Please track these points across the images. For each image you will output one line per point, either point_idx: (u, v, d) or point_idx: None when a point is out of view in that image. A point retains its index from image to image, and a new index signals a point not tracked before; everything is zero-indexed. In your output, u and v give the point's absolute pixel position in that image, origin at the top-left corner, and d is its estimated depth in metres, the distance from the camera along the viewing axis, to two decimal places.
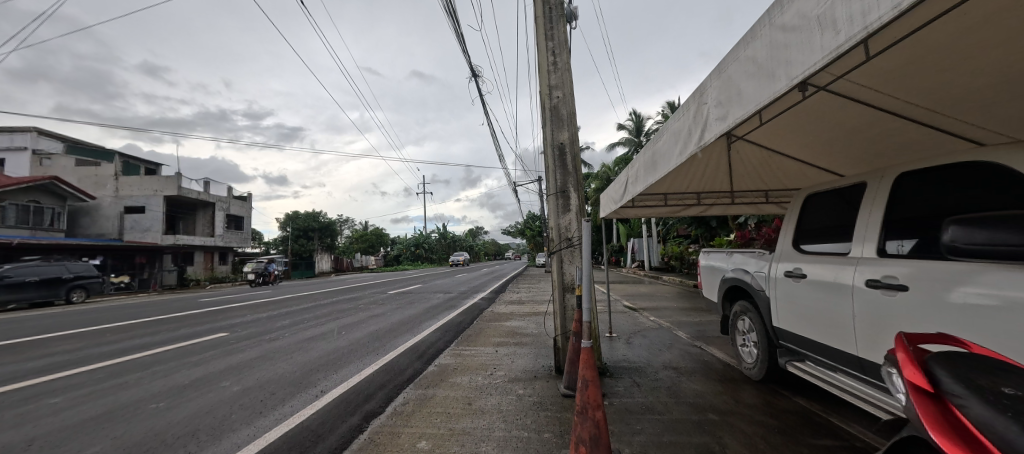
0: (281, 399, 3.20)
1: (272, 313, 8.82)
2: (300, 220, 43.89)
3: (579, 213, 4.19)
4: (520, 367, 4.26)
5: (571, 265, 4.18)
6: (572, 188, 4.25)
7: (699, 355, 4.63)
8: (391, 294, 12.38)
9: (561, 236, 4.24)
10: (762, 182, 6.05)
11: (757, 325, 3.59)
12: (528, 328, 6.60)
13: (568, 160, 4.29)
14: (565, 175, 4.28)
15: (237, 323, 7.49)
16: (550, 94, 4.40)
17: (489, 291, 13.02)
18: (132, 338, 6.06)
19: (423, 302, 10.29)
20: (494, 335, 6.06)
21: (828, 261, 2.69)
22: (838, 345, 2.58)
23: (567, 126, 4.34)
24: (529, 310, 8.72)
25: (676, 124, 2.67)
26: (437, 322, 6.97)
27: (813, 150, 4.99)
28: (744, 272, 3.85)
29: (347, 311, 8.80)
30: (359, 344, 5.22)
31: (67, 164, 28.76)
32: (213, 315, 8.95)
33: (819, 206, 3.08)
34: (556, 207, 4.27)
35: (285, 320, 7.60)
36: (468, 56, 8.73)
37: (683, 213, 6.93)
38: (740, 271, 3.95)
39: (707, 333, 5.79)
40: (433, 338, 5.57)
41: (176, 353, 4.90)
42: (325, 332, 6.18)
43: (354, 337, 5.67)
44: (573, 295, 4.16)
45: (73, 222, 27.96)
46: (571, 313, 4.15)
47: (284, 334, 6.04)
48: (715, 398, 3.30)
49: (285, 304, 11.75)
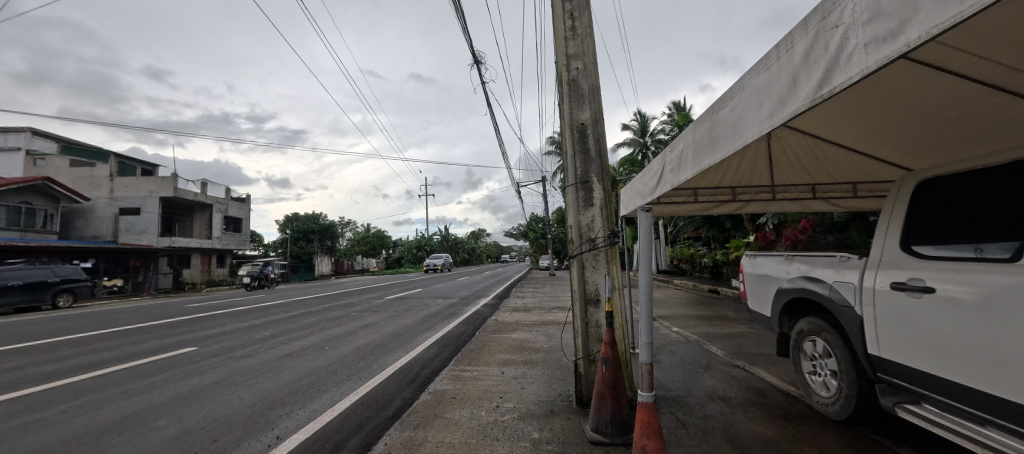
0: (222, 450, 2.43)
1: (256, 322, 8.08)
2: (300, 223, 43.34)
3: (604, 208, 3.44)
4: (532, 398, 3.47)
5: (595, 272, 3.41)
6: (595, 178, 3.51)
7: (748, 381, 3.82)
8: (387, 300, 11.64)
9: (582, 237, 3.47)
10: (808, 176, 5.26)
11: (838, 350, 2.80)
12: (538, 342, 5.81)
13: (591, 144, 3.54)
14: (587, 163, 3.53)
15: (213, 334, 6.76)
16: (568, 65, 3.64)
17: (493, 297, 12.26)
18: (86, 354, 5.31)
19: (421, 309, 9.52)
20: (499, 351, 5.27)
21: (978, 270, 1.89)
22: (997, 391, 1.79)
23: (590, 103, 3.58)
24: (536, 319, 7.96)
25: (761, 75, 1.88)
26: (434, 333, 6.22)
27: (880, 137, 4.17)
28: (814, 282, 3.07)
29: (338, 320, 8.05)
30: (342, 362, 4.48)
31: (62, 164, 28.29)
32: (193, 323, 8.25)
33: (945, 195, 2.29)
34: (575, 200, 3.53)
35: (266, 331, 6.85)
36: (469, 40, 8.02)
37: (713, 211, 6.17)
38: (806, 280, 3.17)
39: (745, 349, 4.99)
40: (428, 356, 4.82)
41: (124, 376, 4.15)
42: (307, 346, 5.44)
43: (338, 354, 4.91)
44: (598, 309, 3.40)
45: (67, 223, 27.43)
46: (594, 330, 3.39)
47: (260, 349, 5.31)
48: (793, 449, 2.50)
49: (274, 309, 11.01)
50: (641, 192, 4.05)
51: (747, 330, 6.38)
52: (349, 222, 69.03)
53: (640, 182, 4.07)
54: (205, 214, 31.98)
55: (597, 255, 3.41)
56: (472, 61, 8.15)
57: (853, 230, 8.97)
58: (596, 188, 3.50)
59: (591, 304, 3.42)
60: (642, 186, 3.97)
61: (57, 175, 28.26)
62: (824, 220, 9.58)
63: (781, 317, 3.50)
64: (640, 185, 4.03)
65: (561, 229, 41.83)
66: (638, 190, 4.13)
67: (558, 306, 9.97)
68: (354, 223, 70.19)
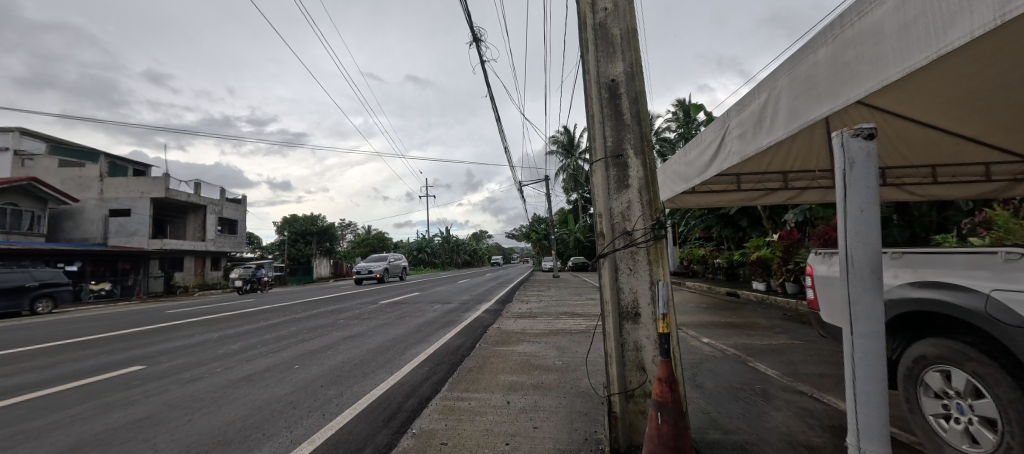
0: None
1: (229, 331, 7.23)
2: (298, 223, 42.63)
3: (643, 192, 2.56)
4: (550, 445, 2.58)
5: (633, 276, 2.56)
6: (632, 150, 2.63)
7: (831, 419, 2.91)
8: (381, 305, 10.75)
9: (615, 228, 2.62)
10: (878, 158, 4.40)
11: (1006, 392, 1.91)
12: (549, 358, 4.87)
13: (625, 108, 2.67)
14: (621, 130, 2.67)
15: (175, 347, 5.88)
16: (593, 5, 2.77)
17: (495, 301, 11.39)
18: (8, 376, 4.45)
19: (416, 315, 8.65)
20: (503, 371, 4.34)
21: None
22: None
23: (624, 51, 2.70)
24: (544, 327, 7.11)
25: None
26: (428, 346, 5.36)
27: (989, 107, 3.30)
28: (936, 289, 2.26)
29: (321, 328, 7.18)
30: (308, 389, 3.60)
31: (50, 165, 27.58)
32: (160, 333, 7.38)
33: None
34: (605, 182, 2.65)
35: (235, 343, 5.98)
36: (467, 15, 7.22)
37: (757, 201, 5.35)
38: (915, 286, 2.40)
39: (803, 369, 4.10)
40: (417, 378, 3.96)
41: (27, 411, 3.28)
42: (274, 364, 4.56)
43: (309, 376, 4.03)
44: (638, 325, 2.53)
45: (55, 226, 26.68)
46: (635, 354, 2.52)
47: (217, 368, 4.43)
48: None
49: (257, 315, 10.17)
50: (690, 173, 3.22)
51: (791, 343, 5.47)
52: (349, 224, 68.72)
53: (688, 160, 3.23)
54: (199, 216, 31.25)
55: (637, 251, 2.55)
56: (470, 39, 7.31)
57: (893, 227, 8.28)
58: (634, 161, 2.62)
59: (629, 318, 2.55)
60: (692, 164, 3.14)
61: (44, 175, 27.54)
62: None
63: (880, 335, 2.66)
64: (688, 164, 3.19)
65: (564, 231, 40.97)
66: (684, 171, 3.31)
67: (566, 311, 9.06)
68: (353, 225, 69.36)
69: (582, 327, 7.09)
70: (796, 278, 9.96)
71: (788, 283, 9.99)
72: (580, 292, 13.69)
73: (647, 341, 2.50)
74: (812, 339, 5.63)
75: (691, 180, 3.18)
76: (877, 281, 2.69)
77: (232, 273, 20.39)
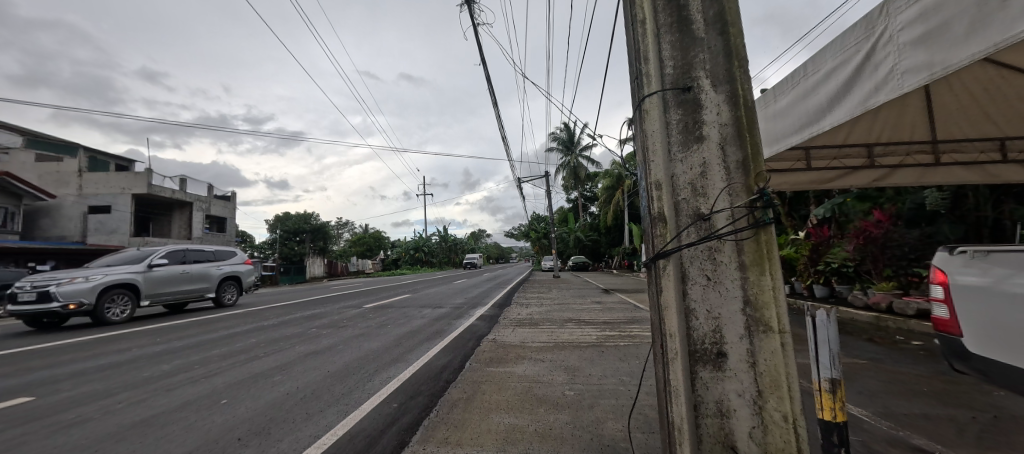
0: None
1: (177, 343, 6.17)
2: (291, 221, 41.41)
3: (730, 148, 1.51)
4: None
5: (713, 291, 1.51)
6: (707, 79, 1.58)
7: None
8: (364, 310, 9.65)
9: (680, 210, 1.58)
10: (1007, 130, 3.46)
11: None
12: (556, 386, 3.81)
13: (694, 13, 1.61)
14: (688, 49, 1.62)
15: (93, 367, 4.76)
16: None
17: (492, 305, 10.36)
18: None
19: (401, 323, 7.57)
20: (496, 408, 3.27)
21: None
22: None
23: None
24: (548, 338, 6.10)
25: None
26: (404, 367, 4.32)
27: None
28: None
29: (283, 341, 6.07)
30: (217, 444, 2.52)
31: (27, 159, 26.46)
32: (96, 345, 6.28)
33: None
34: (665, 135, 1.61)
35: (172, 362, 4.91)
36: None
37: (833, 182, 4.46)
38: None
39: (899, 409, 3.06)
40: (378, 422, 2.90)
41: None
42: (195, 398, 3.45)
43: (230, 419, 2.94)
44: (726, 373, 1.48)
45: (31, 223, 25.56)
46: (716, 424, 1.48)
47: (117, 405, 3.34)
48: None
49: (225, 320, 9.15)
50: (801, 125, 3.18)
51: (856, 364, 4.39)
52: (346, 223, 68.18)
53: (799, 111, 3.18)
54: (184, 213, 30.06)
55: (719, 249, 1.51)
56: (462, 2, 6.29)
57: (943, 222, 7.12)
58: (711, 95, 1.57)
59: (707, 360, 1.50)
60: (804, 115, 3.07)
61: (21, 170, 26.46)
62: (903, 210, 7.71)
63: None
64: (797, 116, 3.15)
65: (564, 230, 39.94)
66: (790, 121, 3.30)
67: (572, 318, 8.05)
68: (350, 224, 68.71)
69: (592, 339, 6.01)
70: (826, 279, 8.93)
71: (817, 286, 9.01)
72: (584, 295, 12.62)
73: (740, 404, 1.45)
74: (877, 359, 4.57)
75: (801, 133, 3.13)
76: (1012, 289, 1.95)
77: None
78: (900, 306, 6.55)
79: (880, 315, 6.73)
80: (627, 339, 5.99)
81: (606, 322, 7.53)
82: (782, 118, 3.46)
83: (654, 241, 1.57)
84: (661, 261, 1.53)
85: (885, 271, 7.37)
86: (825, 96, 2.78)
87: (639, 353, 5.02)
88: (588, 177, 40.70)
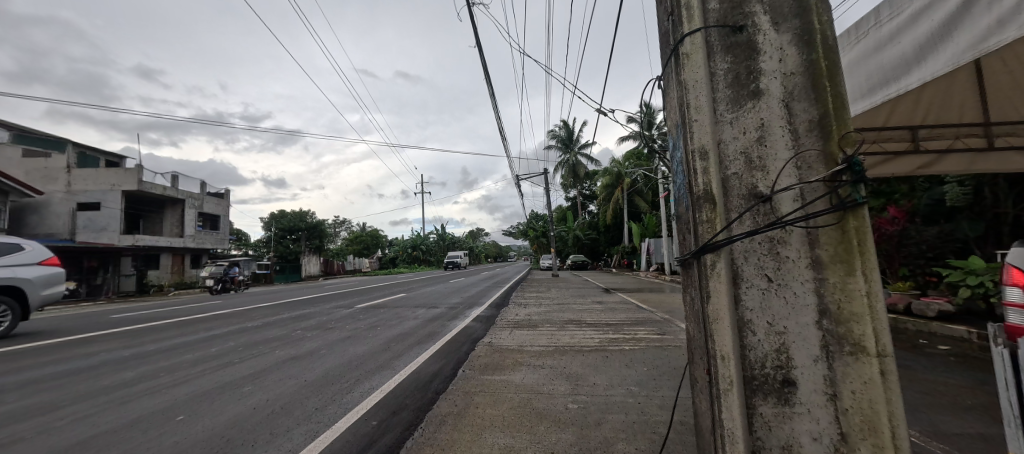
0: None
1: (150, 347, 5.76)
2: (287, 220, 40.85)
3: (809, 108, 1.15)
4: None
5: (778, 297, 1.17)
6: (768, 26, 1.25)
7: None
8: (356, 311, 9.26)
9: (729, 188, 1.24)
10: None
11: None
12: (557, 398, 3.42)
13: None
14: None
15: (49, 375, 4.35)
16: None
17: (488, 305, 9.98)
18: None
19: (393, 325, 7.18)
20: (488, 425, 2.89)
21: None
22: None
23: None
24: (548, 341, 5.74)
25: None
26: (390, 374, 3.93)
27: None
28: None
29: (263, 344, 5.66)
30: None
31: (14, 156, 25.94)
32: (64, 348, 5.87)
33: None
34: (712, 98, 1.28)
35: (137, 368, 4.52)
36: None
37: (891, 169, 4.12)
38: None
39: (950, 428, 2.68)
40: (352, 444, 2.51)
41: None
42: (150, 413, 3.07)
43: (180, 440, 2.53)
44: (800, 408, 1.13)
45: (19, 220, 25.05)
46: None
47: (56, 423, 2.93)
48: None
49: (210, 321, 8.75)
50: (877, 80, 3.20)
51: None
52: (344, 222, 67.85)
53: (875, 65, 3.20)
54: (177, 210, 29.58)
55: (786, 241, 1.16)
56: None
57: (962, 219, 6.68)
58: (771, 35, 1.25)
59: (768, 391, 1.17)
60: (884, 69, 3.08)
61: (8, 166, 25.92)
62: (919, 207, 7.30)
63: None
64: (873, 70, 3.17)
65: (562, 228, 39.58)
66: (864, 75, 3.32)
67: (572, 319, 7.70)
68: (348, 222, 68.33)
69: (595, 343, 5.63)
70: None
71: None
72: (584, 295, 12.26)
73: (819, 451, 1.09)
74: (908, 366, 4.19)
75: (881, 89, 3.15)
76: None
77: (203, 271, 17.69)
78: (919, 307, 6.25)
79: (898, 316, 6.39)
80: (632, 343, 5.61)
81: (608, 323, 7.17)
82: (853, 72, 3.47)
83: (696, 225, 1.23)
84: (707, 256, 1.17)
85: (899, 270, 7.05)
86: (914, 47, 2.78)
87: (646, 359, 4.64)
88: (587, 175, 40.34)
